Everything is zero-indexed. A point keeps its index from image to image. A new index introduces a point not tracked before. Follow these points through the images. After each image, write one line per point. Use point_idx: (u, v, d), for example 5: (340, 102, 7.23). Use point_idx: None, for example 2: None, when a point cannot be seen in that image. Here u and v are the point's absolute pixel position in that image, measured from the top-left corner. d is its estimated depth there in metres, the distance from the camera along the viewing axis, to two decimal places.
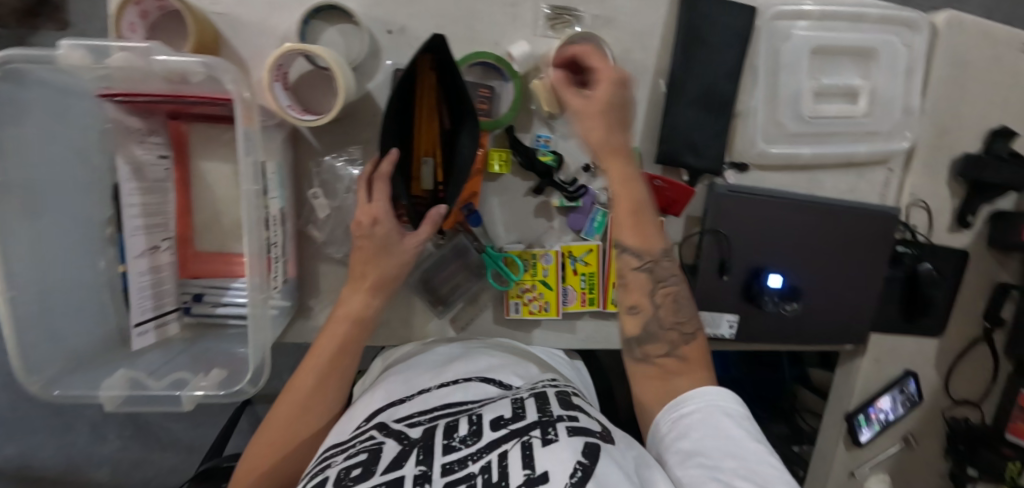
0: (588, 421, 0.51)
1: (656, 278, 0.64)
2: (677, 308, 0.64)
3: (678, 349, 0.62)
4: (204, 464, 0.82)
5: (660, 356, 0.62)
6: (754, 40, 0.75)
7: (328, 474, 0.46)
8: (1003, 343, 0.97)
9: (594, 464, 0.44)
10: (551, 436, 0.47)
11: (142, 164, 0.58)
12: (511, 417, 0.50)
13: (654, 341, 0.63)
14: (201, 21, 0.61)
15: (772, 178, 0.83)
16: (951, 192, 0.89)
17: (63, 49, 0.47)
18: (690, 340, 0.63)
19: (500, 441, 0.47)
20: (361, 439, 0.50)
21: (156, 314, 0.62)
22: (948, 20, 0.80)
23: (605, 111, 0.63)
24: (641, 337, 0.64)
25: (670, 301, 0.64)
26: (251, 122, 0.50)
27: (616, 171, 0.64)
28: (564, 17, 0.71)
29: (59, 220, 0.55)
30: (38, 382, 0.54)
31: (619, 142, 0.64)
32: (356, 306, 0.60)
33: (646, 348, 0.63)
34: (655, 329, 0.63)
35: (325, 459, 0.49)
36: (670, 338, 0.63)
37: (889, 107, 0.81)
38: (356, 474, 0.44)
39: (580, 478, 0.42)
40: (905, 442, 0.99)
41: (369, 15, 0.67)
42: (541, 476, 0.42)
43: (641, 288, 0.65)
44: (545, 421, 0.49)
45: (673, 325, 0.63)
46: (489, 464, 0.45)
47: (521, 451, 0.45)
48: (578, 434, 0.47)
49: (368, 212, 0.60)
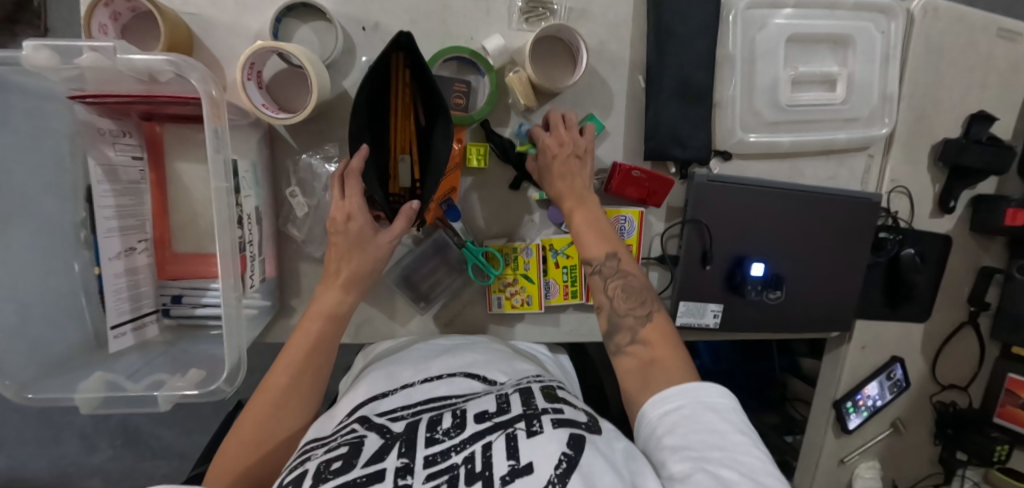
0: (574, 412, 0.51)
1: (607, 275, 0.65)
2: (629, 295, 0.63)
3: (640, 333, 0.61)
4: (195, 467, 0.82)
5: (629, 345, 0.61)
6: (730, 30, 0.75)
7: (308, 467, 0.45)
8: (988, 326, 0.97)
9: (579, 454, 0.44)
10: (536, 428, 0.47)
11: (115, 165, 0.57)
12: (496, 411, 0.50)
13: (620, 331, 0.62)
14: (174, 22, 0.61)
15: (752, 167, 0.83)
16: (932, 178, 0.89)
17: (26, 51, 0.46)
18: (647, 321, 0.61)
19: (485, 433, 0.47)
20: (341, 433, 0.50)
21: (134, 316, 0.61)
22: (923, 6, 0.81)
23: (556, 165, 0.68)
24: (610, 331, 0.63)
25: (620, 291, 0.64)
26: (220, 120, 0.50)
27: (568, 204, 0.67)
28: (539, 10, 0.71)
29: (31, 224, 0.55)
30: (12, 386, 0.54)
31: (575, 179, 0.68)
32: (330, 303, 0.61)
33: (617, 339, 0.62)
34: (615, 320, 0.63)
35: (306, 452, 0.48)
36: (629, 324, 0.62)
37: (867, 94, 0.81)
38: (337, 467, 0.44)
39: (565, 469, 0.42)
40: (894, 428, 1.00)
41: (342, 12, 0.67)
42: (526, 466, 0.43)
43: (598, 287, 0.65)
44: (530, 414, 0.49)
45: (628, 311, 0.63)
46: (472, 455, 0.45)
47: (506, 442, 0.46)
48: (564, 425, 0.48)
49: (342, 208, 0.60)
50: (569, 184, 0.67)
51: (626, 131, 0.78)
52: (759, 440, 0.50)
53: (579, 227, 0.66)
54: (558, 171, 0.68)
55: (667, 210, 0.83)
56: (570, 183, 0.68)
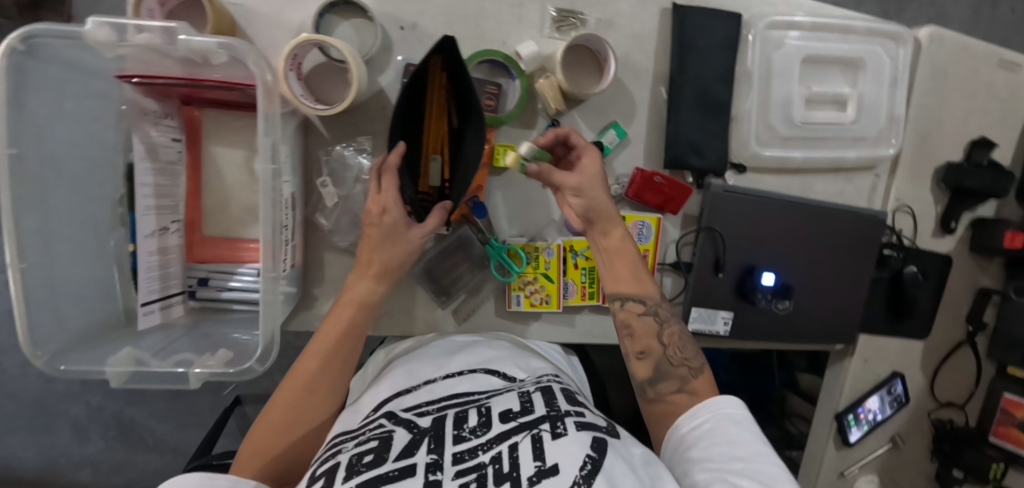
0: (594, 417, 0.53)
1: (662, 321, 0.67)
2: (682, 346, 0.65)
3: (689, 384, 0.63)
4: (193, 462, 0.89)
5: (672, 393, 0.63)
6: (749, 48, 0.79)
7: (340, 459, 0.46)
8: (985, 346, 1.00)
9: (602, 457, 0.45)
10: (560, 430, 0.48)
11: (156, 144, 0.59)
12: (520, 411, 0.52)
13: (666, 379, 0.63)
14: (220, 10, 0.63)
15: (765, 180, 0.86)
16: (934, 199, 0.92)
17: (89, 26, 0.48)
18: (699, 374, 0.63)
19: (510, 433, 0.48)
20: (370, 427, 0.51)
21: (162, 296, 0.62)
22: (929, 35, 0.85)
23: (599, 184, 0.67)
24: (654, 378, 0.64)
25: (675, 339, 0.66)
26: (272, 106, 0.52)
27: (615, 235, 0.68)
28: (570, 20, 0.74)
29: (71, 200, 0.56)
30: (43, 357, 0.53)
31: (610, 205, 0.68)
32: (361, 292, 0.62)
33: (660, 387, 0.63)
34: (665, 368, 0.64)
35: (335, 445, 0.49)
36: (680, 375, 0.63)
37: (875, 116, 0.85)
38: (369, 460, 0.45)
39: (589, 470, 0.43)
40: (893, 443, 1.02)
41: (382, 11, 0.70)
42: (552, 468, 0.43)
43: (649, 332, 0.66)
44: (554, 415, 0.50)
45: (681, 361, 0.64)
46: (499, 455, 0.46)
47: (532, 443, 0.46)
48: (586, 428, 0.49)
49: (377, 202, 0.61)
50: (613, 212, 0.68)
51: (647, 138, 0.81)
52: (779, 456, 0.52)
53: (632, 268, 0.68)
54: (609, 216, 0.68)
55: (682, 218, 0.85)
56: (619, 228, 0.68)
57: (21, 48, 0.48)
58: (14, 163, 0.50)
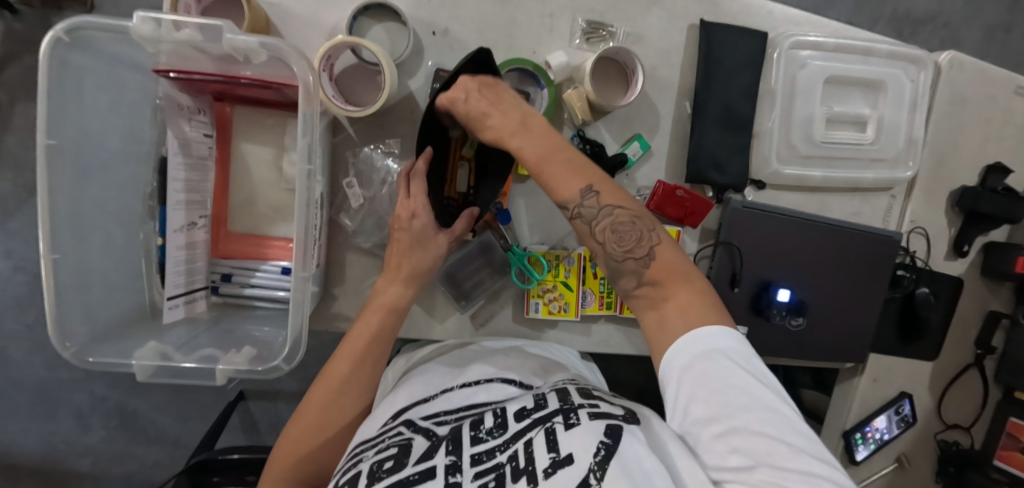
0: (609, 407, 0.52)
1: (591, 218, 0.56)
2: (620, 237, 0.55)
3: (645, 276, 0.54)
4: (196, 456, 0.89)
5: (636, 288, 0.55)
6: (773, 66, 0.80)
7: (361, 468, 0.47)
8: (993, 370, 1.00)
9: (616, 443, 0.45)
10: (573, 420, 0.47)
11: (189, 140, 0.59)
12: (534, 408, 0.51)
13: (621, 276, 0.56)
14: (257, 9, 0.63)
15: (784, 197, 0.87)
16: (948, 222, 0.93)
17: (135, 21, 0.49)
18: (648, 262, 0.54)
19: (525, 430, 0.48)
20: (389, 435, 0.51)
21: (187, 290, 0.62)
22: (950, 59, 0.86)
23: (476, 122, 0.58)
24: (612, 276, 0.57)
25: (611, 232, 0.55)
26: (310, 106, 0.53)
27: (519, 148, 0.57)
28: (599, 32, 0.75)
29: (104, 191, 0.56)
30: (72, 348, 0.54)
31: (496, 124, 0.57)
32: (391, 296, 0.63)
33: (622, 284, 0.56)
34: (614, 266, 0.56)
35: (356, 455, 0.49)
36: (631, 269, 0.55)
37: (894, 138, 0.86)
38: (389, 467, 0.45)
39: (603, 456, 0.43)
40: (899, 463, 1.02)
41: (415, 15, 0.70)
42: (566, 458, 0.44)
43: (586, 233, 0.57)
44: (567, 408, 0.50)
45: (625, 254, 0.55)
46: (516, 453, 0.46)
47: (545, 436, 0.46)
48: (600, 417, 0.48)
49: (407, 207, 0.62)
50: (499, 130, 0.57)
51: (670, 151, 0.81)
52: (774, 382, 0.48)
53: (541, 163, 0.57)
54: (482, 113, 0.57)
55: (701, 232, 0.85)
56: (500, 123, 0.57)
57: (66, 40, 0.49)
58: (53, 153, 0.50)
